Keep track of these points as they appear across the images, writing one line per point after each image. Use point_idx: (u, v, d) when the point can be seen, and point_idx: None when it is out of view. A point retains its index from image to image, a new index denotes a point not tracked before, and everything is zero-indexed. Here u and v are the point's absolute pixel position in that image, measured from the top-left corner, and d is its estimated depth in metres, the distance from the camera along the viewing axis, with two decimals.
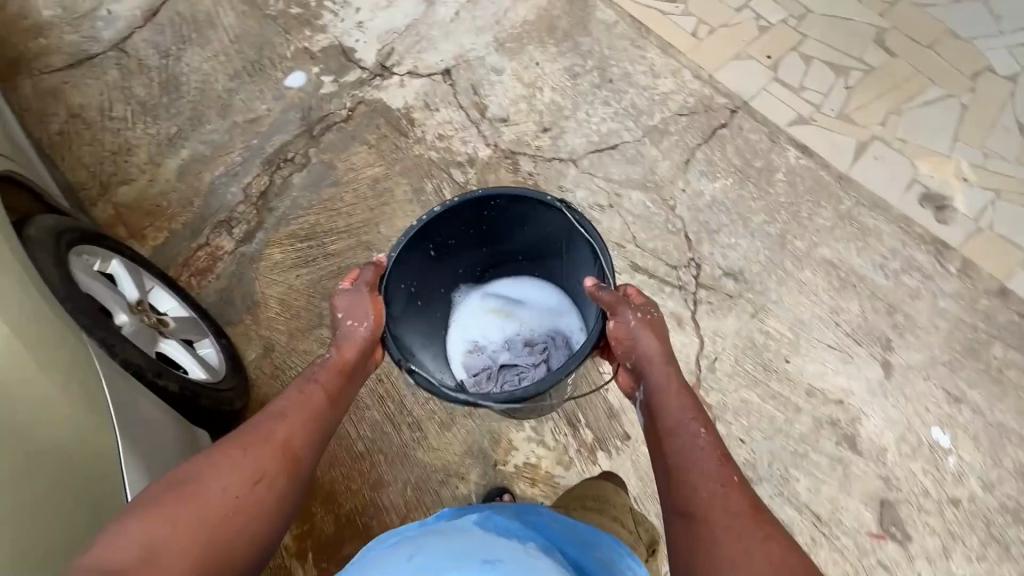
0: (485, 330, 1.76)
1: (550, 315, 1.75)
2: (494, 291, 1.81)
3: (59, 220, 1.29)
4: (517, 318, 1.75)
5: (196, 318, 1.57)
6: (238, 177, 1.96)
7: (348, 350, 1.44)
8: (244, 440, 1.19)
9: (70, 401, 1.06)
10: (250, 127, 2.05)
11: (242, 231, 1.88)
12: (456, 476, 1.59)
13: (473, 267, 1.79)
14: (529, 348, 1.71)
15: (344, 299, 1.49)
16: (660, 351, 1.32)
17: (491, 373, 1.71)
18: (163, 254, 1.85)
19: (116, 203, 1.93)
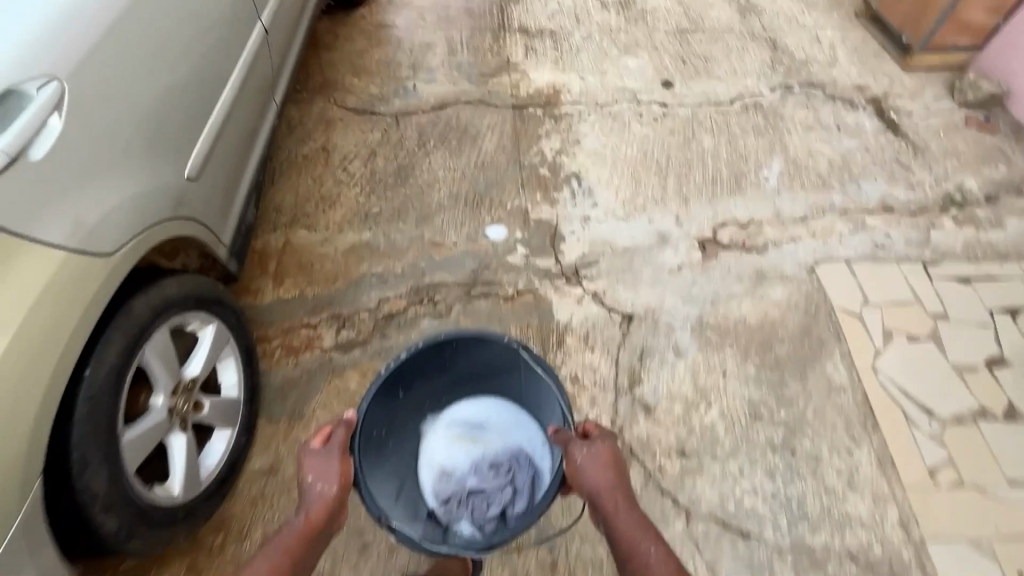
0: (452, 451, 1.76)
1: (512, 438, 1.76)
2: (454, 417, 1.81)
3: (183, 289, 1.26)
4: (480, 441, 1.77)
5: (236, 408, 1.50)
6: (385, 286, 1.95)
7: (313, 508, 1.27)
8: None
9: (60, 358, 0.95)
10: (430, 249, 2.05)
11: (346, 338, 1.83)
12: None
13: (434, 402, 1.78)
14: (493, 472, 1.69)
15: (312, 458, 1.33)
16: (604, 476, 1.27)
17: (463, 500, 1.66)
18: (278, 310, 1.87)
19: (288, 242, 2.04)
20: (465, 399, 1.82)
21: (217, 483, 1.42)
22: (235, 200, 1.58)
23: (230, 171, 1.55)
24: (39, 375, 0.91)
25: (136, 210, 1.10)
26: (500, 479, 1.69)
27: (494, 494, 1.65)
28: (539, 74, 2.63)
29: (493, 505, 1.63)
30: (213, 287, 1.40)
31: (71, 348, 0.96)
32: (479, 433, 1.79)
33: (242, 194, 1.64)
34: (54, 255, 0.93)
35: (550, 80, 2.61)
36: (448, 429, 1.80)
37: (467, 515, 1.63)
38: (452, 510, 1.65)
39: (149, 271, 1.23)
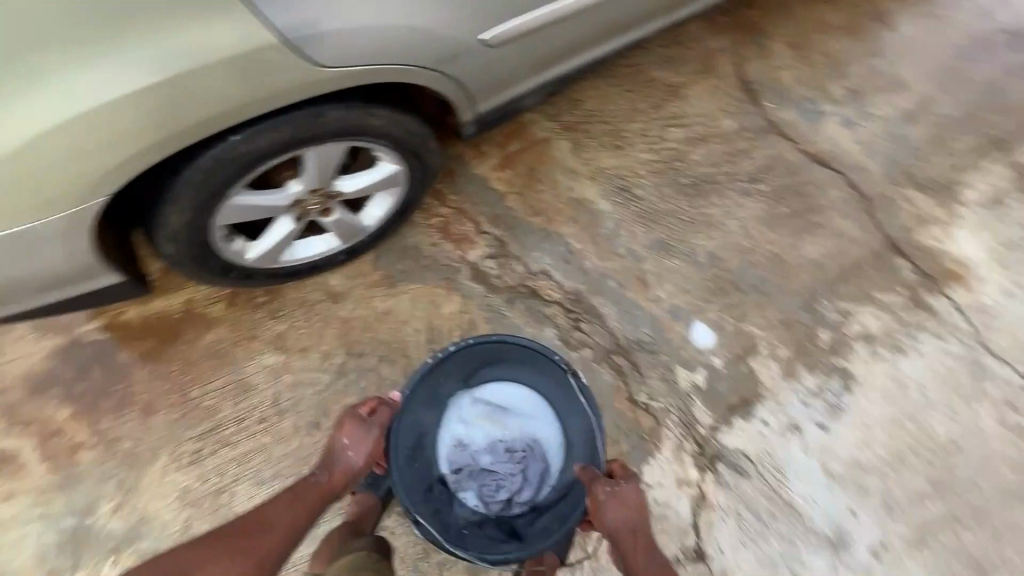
0: (479, 420, 1.45)
1: (541, 433, 1.46)
2: (479, 387, 1.47)
3: (377, 121, 1.15)
4: (506, 424, 1.45)
5: (355, 235, 1.44)
6: (560, 266, 1.66)
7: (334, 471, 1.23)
8: (240, 527, 1.09)
9: (216, 105, 0.93)
10: (631, 280, 1.66)
11: (487, 270, 1.64)
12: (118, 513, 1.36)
13: (476, 370, 1.46)
14: (508, 456, 1.41)
15: (353, 425, 1.27)
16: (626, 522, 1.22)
17: (474, 474, 1.41)
18: (475, 189, 1.71)
19: (547, 143, 1.78)
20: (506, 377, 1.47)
21: (290, 273, 1.44)
22: (520, 77, 1.35)
23: (536, 49, 1.32)
24: (173, 118, 0.91)
25: (377, 38, 0.99)
26: (512, 465, 1.41)
27: (505, 479, 1.40)
28: (966, 239, 1.76)
29: (504, 491, 1.39)
30: (413, 138, 1.26)
31: (234, 108, 0.95)
32: (501, 411, 1.47)
33: (534, 79, 1.41)
34: (261, 37, 0.90)
35: (970, 258, 1.74)
36: (479, 399, 1.46)
37: (476, 487, 1.41)
38: (463, 481, 1.41)
39: (369, 92, 1.13)
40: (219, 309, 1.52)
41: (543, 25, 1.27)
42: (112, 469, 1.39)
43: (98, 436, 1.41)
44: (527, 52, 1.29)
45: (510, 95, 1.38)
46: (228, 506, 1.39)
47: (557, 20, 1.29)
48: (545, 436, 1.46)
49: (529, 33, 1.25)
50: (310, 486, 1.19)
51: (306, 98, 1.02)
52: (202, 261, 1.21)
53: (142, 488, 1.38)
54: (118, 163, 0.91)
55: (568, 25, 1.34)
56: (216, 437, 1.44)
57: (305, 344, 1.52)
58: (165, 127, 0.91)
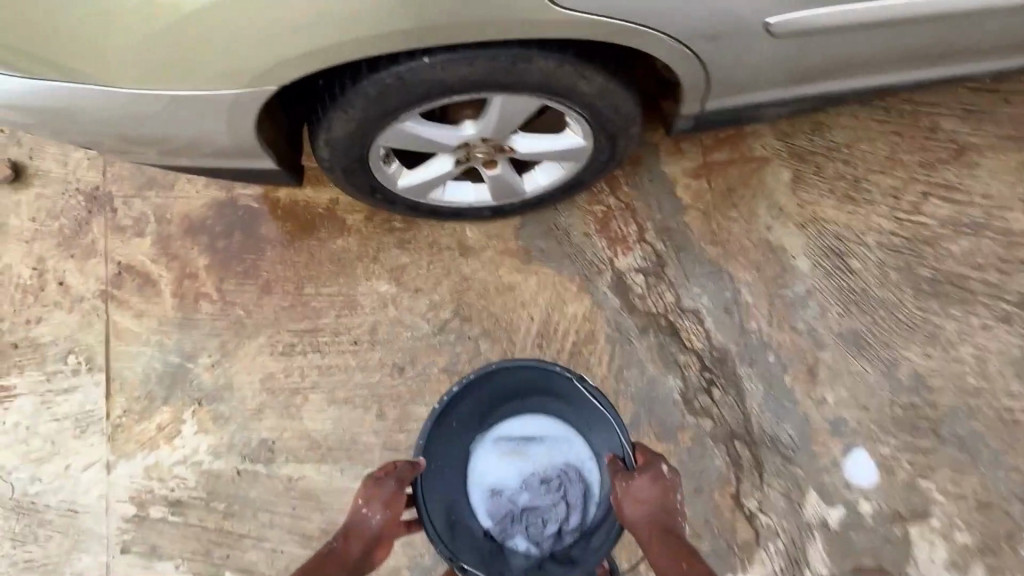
0: (506, 459, 1.38)
1: (568, 455, 1.38)
2: (502, 430, 1.40)
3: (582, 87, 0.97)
4: (533, 456, 1.38)
5: (510, 196, 1.29)
6: (717, 313, 1.38)
7: (354, 540, 1.08)
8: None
9: (419, 16, 0.80)
10: (796, 365, 1.34)
11: (632, 284, 1.41)
12: (211, 372, 1.45)
13: (498, 412, 1.39)
14: (546, 488, 1.33)
15: (368, 486, 1.13)
16: (648, 519, 1.06)
17: (518, 514, 1.32)
18: (654, 189, 1.45)
19: (761, 166, 1.45)
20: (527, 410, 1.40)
21: (430, 211, 1.33)
22: (774, 82, 1.06)
23: (811, 55, 1.01)
24: (370, 16, 0.79)
25: None
26: (552, 496, 1.33)
27: (549, 513, 1.31)
28: None
29: (551, 523, 1.30)
30: (613, 116, 1.05)
31: (435, 25, 0.81)
32: (528, 447, 1.39)
33: (789, 90, 1.10)
34: None
35: None
36: (503, 444, 1.39)
37: (523, 531, 1.32)
38: (511, 524, 1.32)
39: (589, 49, 0.93)
40: (358, 220, 1.50)
41: (837, 27, 0.95)
42: (221, 328, 1.47)
43: (221, 296, 1.49)
44: (798, 54, 0.99)
45: (750, 100, 1.10)
46: (299, 408, 1.41)
47: (858, 26, 0.97)
48: (577, 458, 1.37)
49: (814, 32, 0.95)
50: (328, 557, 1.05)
51: (515, 38, 0.86)
52: (353, 175, 1.14)
53: (237, 358, 1.45)
54: (301, 48, 0.83)
55: (869, 34, 1.00)
56: (312, 341, 1.45)
57: (419, 286, 1.45)
58: (360, 25, 0.80)
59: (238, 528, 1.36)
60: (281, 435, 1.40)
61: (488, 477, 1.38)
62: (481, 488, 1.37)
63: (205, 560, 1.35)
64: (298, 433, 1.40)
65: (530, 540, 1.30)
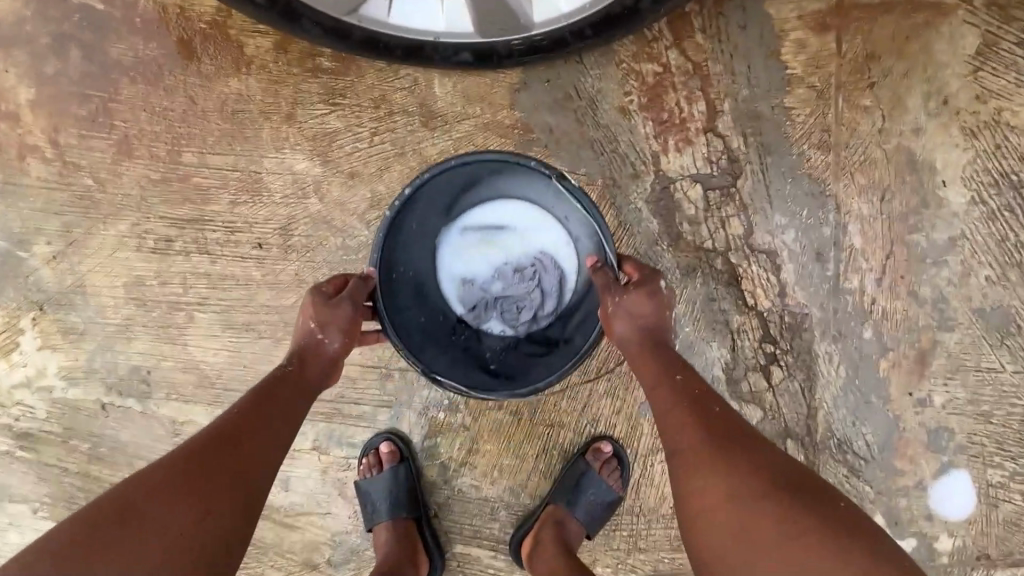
0: (465, 239, 0.92)
1: (546, 224, 0.91)
2: (458, 204, 0.91)
3: None
4: (505, 239, 0.92)
5: (503, 29, 0.75)
6: (804, 259, 0.90)
7: (312, 365, 0.76)
8: (199, 459, 0.62)
9: None
10: (902, 349, 0.91)
11: (683, 200, 0.91)
12: (53, 267, 1.00)
13: (446, 185, 0.86)
14: (525, 275, 0.90)
15: (315, 303, 0.78)
16: (641, 342, 0.75)
17: (493, 307, 0.91)
18: (746, 46, 0.88)
19: (932, 21, 0.86)
20: (490, 175, 0.87)
21: (363, 43, 0.77)
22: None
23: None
24: None
25: None
26: (531, 286, 0.90)
27: (530, 305, 0.90)
28: None
29: (537, 313, 0.90)
30: None
31: None
32: (496, 227, 0.91)
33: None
34: None
35: None
36: (458, 216, 0.92)
37: (502, 324, 0.92)
38: (490, 323, 0.92)
39: None
40: (260, 49, 0.93)
41: None
42: (63, 203, 0.99)
43: (55, 155, 0.98)
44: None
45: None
46: (182, 330, 1.00)
47: None
48: (558, 238, 0.91)
49: None
50: (280, 382, 0.73)
51: None
52: None
53: (90, 250, 0.99)
54: None
55: None
56: (198, 237, 0.98)
57: (355, 169, 0.95)
58: None
59: (108, 476, 1.02)
60: (159, 363, 1.01)
61: (451, 265, 0.92)
62: (440, 282, 0.93)
63: (69, 509, 1.03)
64: (183, 365, 1.00)
65: (514, 334, 0.92)
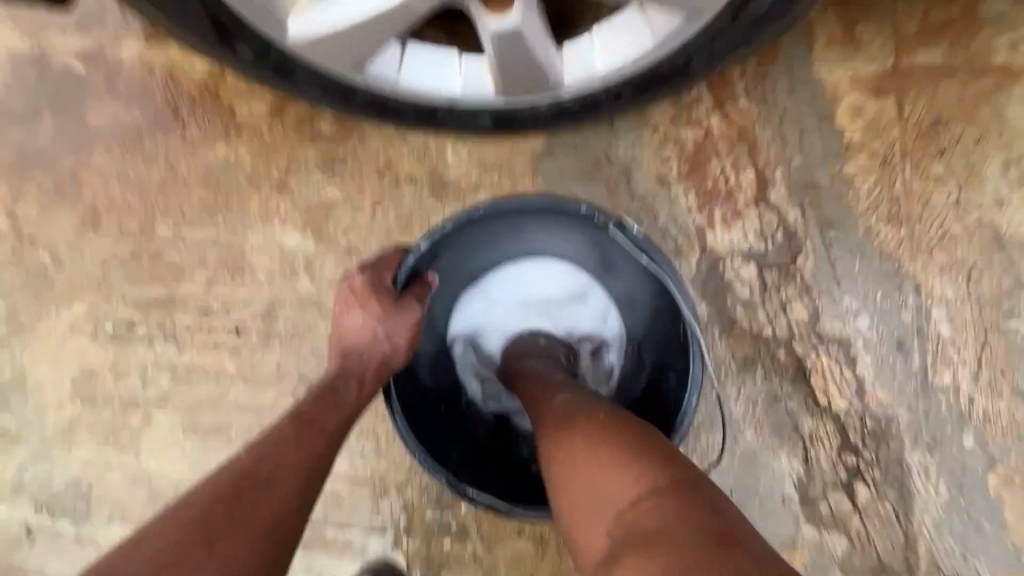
0: (489, 304, 0.79)
1: (579, 279, 0.78)
2: (469, 268, 0.78)
3: None
4: (527, 306, 0.78)
5: (530, 90, 0.64)
6: (883, 350, 0.76)
7: (370, 375, 0.66)
8: (223, 513, 0.48)
9: None
10: (1013, 461, 0.74)
11: (735, 281, 0.78)
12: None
13: (457, 248, 0.75)
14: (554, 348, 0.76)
15: (380, 302, 0.67)
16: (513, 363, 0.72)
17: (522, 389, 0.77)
18: (797, 111, 0.78)
19: (1002, 85, 0.77)
20: (513, 232, 0.76)
21: (368, 104, 0.68)
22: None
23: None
24: None
25: None
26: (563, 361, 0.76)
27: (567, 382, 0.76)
28: None
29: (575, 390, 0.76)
30: None
31: None
32: (513, 292, 0.78)
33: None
34: None
35: None
36: (479, 280, 0.79)
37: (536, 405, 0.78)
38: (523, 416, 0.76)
39: None
40: (253, 114, 0.83)
41: None
42: (10, 283, 0.85)
43: (12, 229, 0.86)
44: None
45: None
46: (136, 434, 0.83)
47: None
48: (585, 301, 0.78)
49: None
50: (326, 401, 0.61)
51: None
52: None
53: (36, 336, 0.85)
54: None
55: None
56: (164, 321, 0.84)
57: (354, 245, 0.82)
58: None
59: None
60: (105, 475, 0.83)
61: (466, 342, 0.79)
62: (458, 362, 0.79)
63: None
64: (134, 476, 0.83)
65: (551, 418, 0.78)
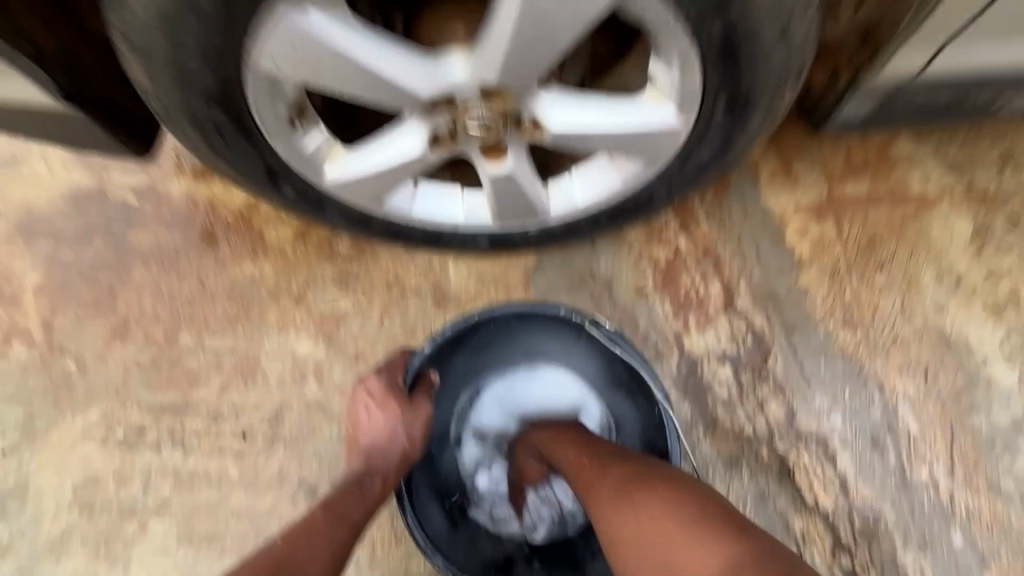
0: (505, 401, 0.86)
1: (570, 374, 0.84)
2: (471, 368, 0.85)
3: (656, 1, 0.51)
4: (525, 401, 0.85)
5: (523, 218, 0.76)
6: (860, 447, 0.81)
7: (392, 471, 0.69)
8: None
9: None
10: (1003, 559, 0.77)
11: (714, 382, 0.85)
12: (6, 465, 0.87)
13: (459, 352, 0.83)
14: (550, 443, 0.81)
15: (396, 402, 0.72)
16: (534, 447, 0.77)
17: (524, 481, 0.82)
18: (752, 231, 0.90)
19: (922, 209, 0.90)
20: (507, 335, 0.83)
21: (385, 232, 0.80)
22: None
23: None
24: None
25: None
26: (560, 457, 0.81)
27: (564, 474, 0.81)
28: None
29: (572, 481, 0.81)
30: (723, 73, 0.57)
31: None
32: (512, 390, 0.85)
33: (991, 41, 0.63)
34: None
35: None
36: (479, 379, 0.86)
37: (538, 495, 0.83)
38: (538, 510, 0.82)
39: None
40: (279, 237, 0.95)
41: None
42: (32, 391, 0.90)
43: (44, 341, 0.93)
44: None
45: (923, 47, 0.62)
46: (132, 543, 0.84)
47: None
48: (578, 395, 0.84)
49: None
50: (353, 496, 0.63)
51: None
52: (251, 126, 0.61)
53: (45, 444, 0.88)
54: None
55: None
56: (173, 427, 0.88)
57: (362, 351, 0.90)
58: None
59: None
60: None
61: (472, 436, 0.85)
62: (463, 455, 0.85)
63: None
64: None
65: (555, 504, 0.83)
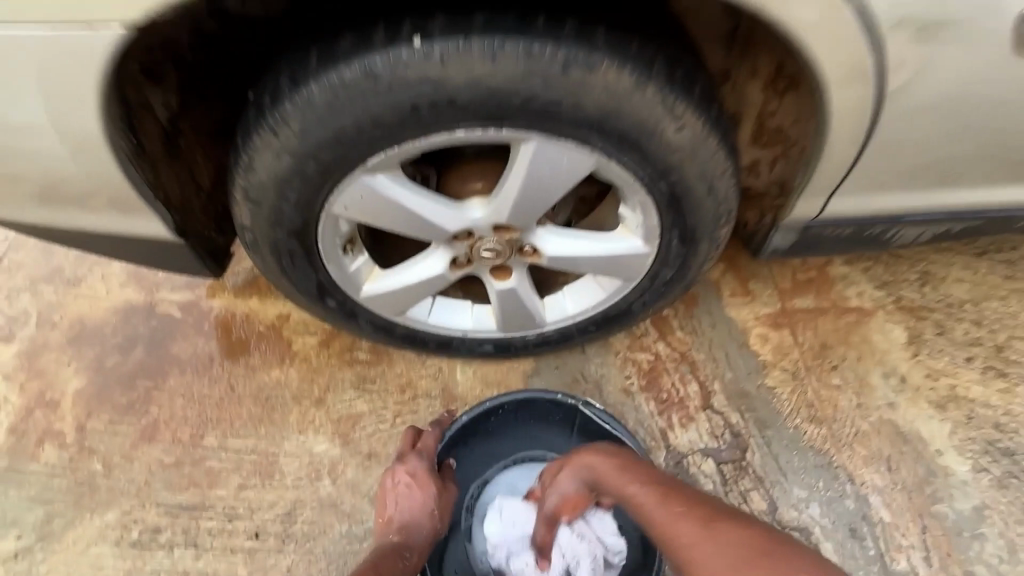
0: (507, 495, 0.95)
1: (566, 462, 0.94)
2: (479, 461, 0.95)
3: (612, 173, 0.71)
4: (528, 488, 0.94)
5: (523, 325, 0.90)
6: (839, 535, 0.90)
7: (423, 548, 0.79)
8: None
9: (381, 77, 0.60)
10: None
11: (700, 475, 0.94)
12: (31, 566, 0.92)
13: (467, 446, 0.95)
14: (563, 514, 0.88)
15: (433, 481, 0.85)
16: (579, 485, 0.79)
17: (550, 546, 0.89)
18: (720, 339, 1.04)
19: (862, 318, 1.04)
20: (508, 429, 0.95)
21: (405, 339, 0.93)
22: (845, 166, 0.74)
23: (904, 107, 0.66)
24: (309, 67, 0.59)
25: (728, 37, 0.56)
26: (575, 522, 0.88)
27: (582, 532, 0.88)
28: None
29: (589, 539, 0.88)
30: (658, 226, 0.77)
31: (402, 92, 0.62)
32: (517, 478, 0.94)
33: (866, 199, 0.81)
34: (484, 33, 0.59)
35: None
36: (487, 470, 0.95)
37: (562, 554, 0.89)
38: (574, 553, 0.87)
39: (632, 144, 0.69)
40: (305, 345, 1.06)
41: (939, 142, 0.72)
42: (58, 492, 0.96)
43: (76, 442, 0.99)
44: (891, 96, 0.65)
45: (814, 199, 0.80)
46: None
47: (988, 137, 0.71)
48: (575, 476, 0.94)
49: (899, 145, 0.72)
50: (397, 561, 0.73)
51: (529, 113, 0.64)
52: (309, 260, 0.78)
53: (64, 544, 0.92)
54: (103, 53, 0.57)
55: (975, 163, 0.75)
56: (189, 526, 0.93)
57: (375, 450, 0.97)
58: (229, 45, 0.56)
59: None
60: None
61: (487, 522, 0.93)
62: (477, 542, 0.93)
63: None
64: None
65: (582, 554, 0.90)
